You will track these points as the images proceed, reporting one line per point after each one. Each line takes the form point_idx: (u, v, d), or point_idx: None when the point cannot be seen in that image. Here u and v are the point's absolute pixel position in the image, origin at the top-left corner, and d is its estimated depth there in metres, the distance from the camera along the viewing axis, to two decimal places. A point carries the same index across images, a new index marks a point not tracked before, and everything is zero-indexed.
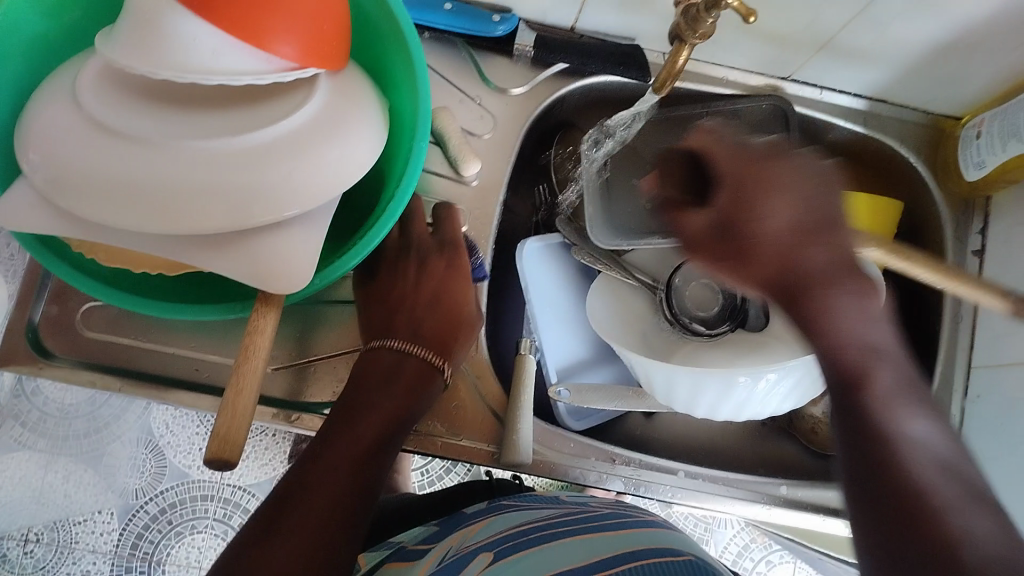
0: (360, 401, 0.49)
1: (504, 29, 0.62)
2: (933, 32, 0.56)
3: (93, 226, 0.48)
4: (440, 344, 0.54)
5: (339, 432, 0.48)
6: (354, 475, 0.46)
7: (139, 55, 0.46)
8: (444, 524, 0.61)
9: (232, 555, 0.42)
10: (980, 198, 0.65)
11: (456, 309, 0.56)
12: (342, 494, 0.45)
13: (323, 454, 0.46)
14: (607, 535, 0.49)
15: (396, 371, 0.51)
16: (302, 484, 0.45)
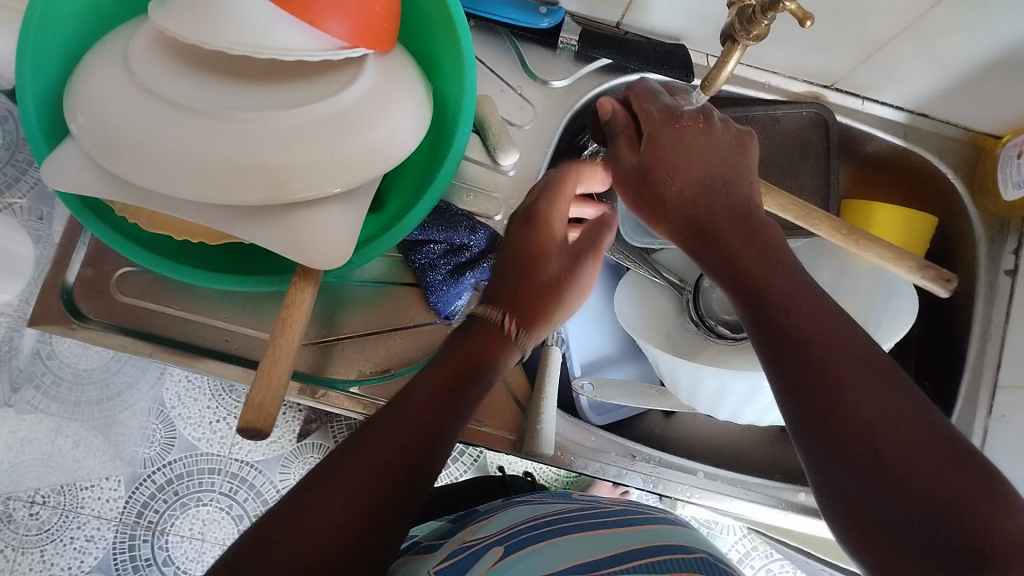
0: (418, 389, 0.45)
1: (551, 22, 0.62)
2: (984, 49, 0.56)
3: (138, 191, 0.48)
4: (522, 309, 0.49)
5: (385, 414, 0.44)
6: (395, 464, 0.42)
7: (195, 24, 0.46)
8: (458, 521, 0.61)
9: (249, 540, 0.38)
10: (1015, 218, 0.65)
11: (550, 279, 0.50)
12: (382, 485, 0.41)
13: (362, 438, 0.42)
14: (619, 532, 0.49)
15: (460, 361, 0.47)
16: (337, 468, 0.41)
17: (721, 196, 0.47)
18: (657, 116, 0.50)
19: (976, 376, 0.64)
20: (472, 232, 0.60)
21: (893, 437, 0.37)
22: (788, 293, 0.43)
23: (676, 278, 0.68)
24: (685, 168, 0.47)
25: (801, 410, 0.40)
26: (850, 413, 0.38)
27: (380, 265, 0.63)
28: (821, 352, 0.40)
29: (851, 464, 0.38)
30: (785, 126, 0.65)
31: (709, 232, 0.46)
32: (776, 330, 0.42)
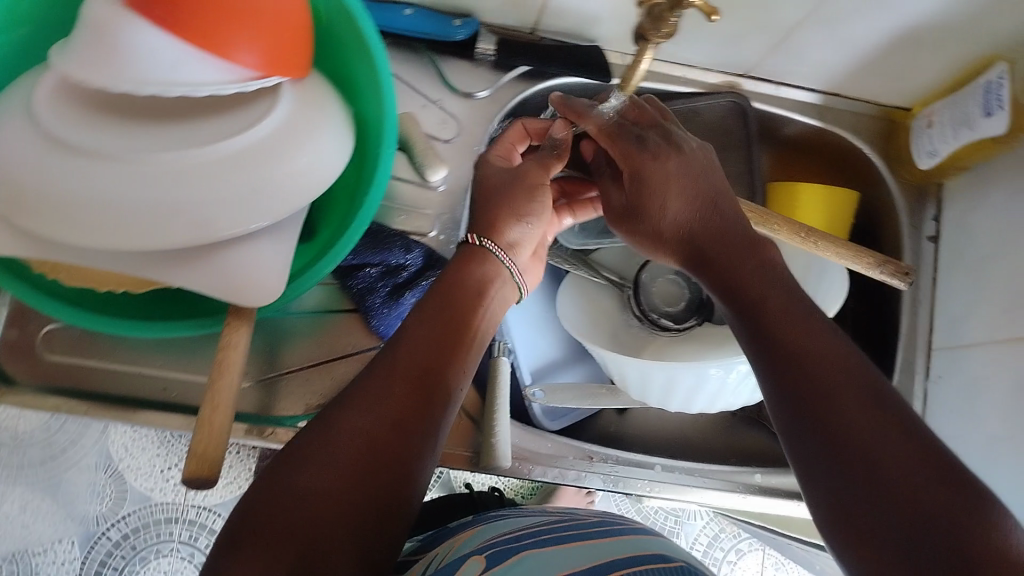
0: (410, 372, 0.45)
1: (465, 33, 0.62)
2: (887, 26, 0.58)
3: (55, 246, 0.47)
4: (495, 227, 0.53)
5: (376, 399, 0.43)
6: (383, 458, 0.42)
7: (97, 69, 0.45)
8: (429, 541, 0.59)
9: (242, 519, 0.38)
10: (932, 185, 0.67)
11: (520, 201, 0.54)
12: (369, 484, 0.41)
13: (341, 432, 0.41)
14: (596, 543, 0.48)
15: (447, 324, 0.48)
16: (323, 458, 0.41)
17: (711, 215, 0.51)
18: (626, 153, 0.52)
19: (912, 341, 0.65)
20: (408, 251, 0.60)
21: (859, 417, 0.41)
22: (759, 285, 0.48)
23: (616, 277, 0.69)
24: (673, 200, 0.51)
25: (778, 384, 0.44)
26: (823, 394, 0.42)
27: (317, 295, 0.61)
28: (798, 340, 0.45)
29: (824, 439, 0.41)
30: (704, 117, 0.66)
31: (707, 250, 0.50)
32: (757, 319, 0.47)
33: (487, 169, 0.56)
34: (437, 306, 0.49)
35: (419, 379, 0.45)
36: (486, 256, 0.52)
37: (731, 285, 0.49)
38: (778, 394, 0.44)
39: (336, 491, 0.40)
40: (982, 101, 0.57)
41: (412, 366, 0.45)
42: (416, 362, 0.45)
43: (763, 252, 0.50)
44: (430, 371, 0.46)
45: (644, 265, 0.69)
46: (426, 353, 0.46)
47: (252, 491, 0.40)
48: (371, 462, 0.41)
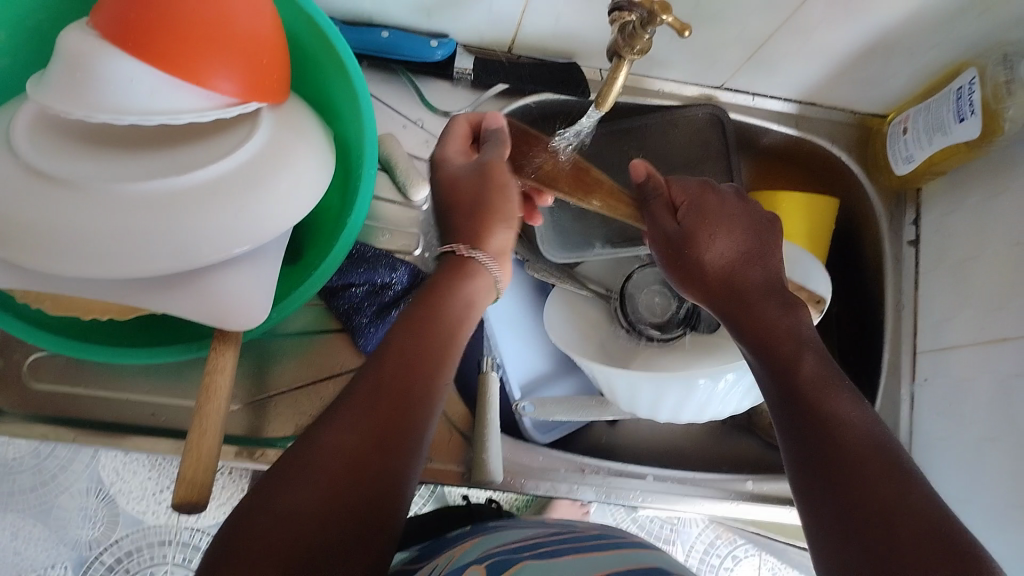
0: (383, 388, 0.43)
1: (443, 53, 0.63)
2: (859, 33, 0.58)
3: (38, 277, 0.47)
4: (474, 236, 0.52)
5: (350, 414, 0.41)
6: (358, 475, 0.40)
7: (74, 99, 0.45)
8: (423, 551, 0.58)
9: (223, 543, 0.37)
10: (911, 190, 0.68)
11: (494, 205, 0.53)
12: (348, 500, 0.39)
13: (316, 453, 0.40)
14: (596, 556, 0.47)
15: (421, 338, 0.46)
16: (295, 475, 0.39)
17: (759, 262, 0.51)
18: (685, 189, 0.54)
19: (897, 345, 0.66)
20: (393, 269, 0.60)
21: (875, 467, 0.40)
22: (787, 330, 0.47)
23: (602, 289, 0.70)
24: (726, 235, 0.51)
25: (795, 430, 0.44)
26: (840, 442, 0.42)
27: (306, 315, 0.62)
28: (818, 391, 0.44)
29: (833, 486, 0.40)
30: (682, 129, 0.67)
31: (746, 295, 0.49)
32: (776, 368, 0.46)
33: (449, 170, 0.55)
34: (410, 321, 0.47)
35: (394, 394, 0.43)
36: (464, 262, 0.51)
37: (756, 329, 0.47)
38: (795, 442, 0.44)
39: (318, 507, 0.38)
40: (954, 107, 0.58)
41: (389, 382, 0.43)
42: (393, 379, 0.43)
43: (795, 310, 0.48)
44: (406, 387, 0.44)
45: (629, 276, 0.70)
46: (397, 368, 0.44)
47: (237, 513, 0.38)
48: (341, 477, 0.39)
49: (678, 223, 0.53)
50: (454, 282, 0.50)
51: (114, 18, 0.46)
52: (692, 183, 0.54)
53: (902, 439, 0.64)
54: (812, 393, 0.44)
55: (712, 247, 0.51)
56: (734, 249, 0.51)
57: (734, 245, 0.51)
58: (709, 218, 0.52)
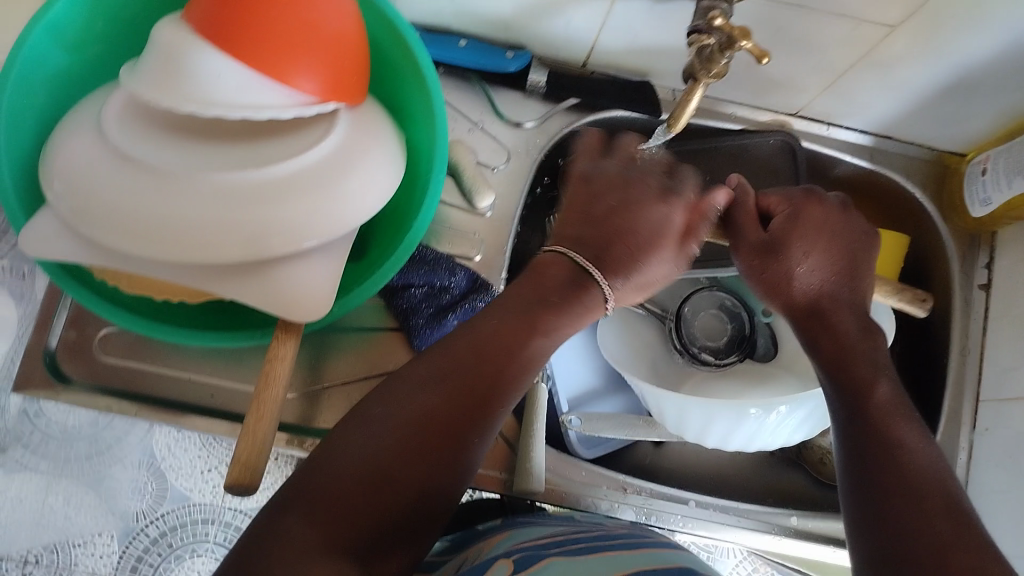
0: (468, 378, 0.44)
1: (517, 66, 0.63)
2: (943, 70, 0.57)
3: (115, 256, 0.49)
4: (623, 282, 0.50)
5: (444, 386, 0.44)
6: (427, 459, 0.42)
7: (164, 89, 0.47)
8: (458, 540, 0.57)
9: (302, 488, 0.39)
10: (986, 232, 0.66)
11: (652, 263, 0.51)
12: (415, 483, 0.41)
13: (384, 418, 0.42)
14: (629, 553, 0.47)
15: (522, 335, 0.46)
16: (373, 432, 0.42)
17: (847, 286, 0.52)
18: (786, 199, 0.55)
19: (959, 392, 0.64)
20: (452, 273, 0.61)
21: (936, 497, 0.41)
22: (865, 356, 0.49)
23: (658, 308, 0.69)
24: (814, 253, 0.53)
25: (855, 451, 0.45)
26: (905, 471, 0.43)
27: (365, 312, 0.63)
28: (889, 418, 0.46)
29: (889, 504, 0.41)
30: (753, 155, 0.66)
31: (827, 315, 0.51)
32: (851, 388, 0.48)
33: (645, 207, 0.52)
34: (516, 311, 0.47)
35: (482, 387, 0.44)
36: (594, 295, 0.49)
37: (835, 348, 0.50)
38: (851, 459, 0.45)
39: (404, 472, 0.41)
40: None
41: (473, 367, 0.45)
42: (470, 364, 0.45)
43: (877, 341, 0.50)
44: (494, 382, 0.45)
45: (686, 298, 0.69)
46: (484, 355, 0.45)
47: (309, 464, 0.41)
48: (420, 455, 0.41)
49: (768, 233, 0.54)
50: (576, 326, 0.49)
51: (207, 15, 0.48)
52: (796, 194, 0.55)
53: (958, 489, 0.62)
54: (878, 418, 0.46)
55: (805, 263, 0.53)
56: (829, 268, 0.53)
57: (828, 262, 0.53)
58: (807, 231, 0.53)
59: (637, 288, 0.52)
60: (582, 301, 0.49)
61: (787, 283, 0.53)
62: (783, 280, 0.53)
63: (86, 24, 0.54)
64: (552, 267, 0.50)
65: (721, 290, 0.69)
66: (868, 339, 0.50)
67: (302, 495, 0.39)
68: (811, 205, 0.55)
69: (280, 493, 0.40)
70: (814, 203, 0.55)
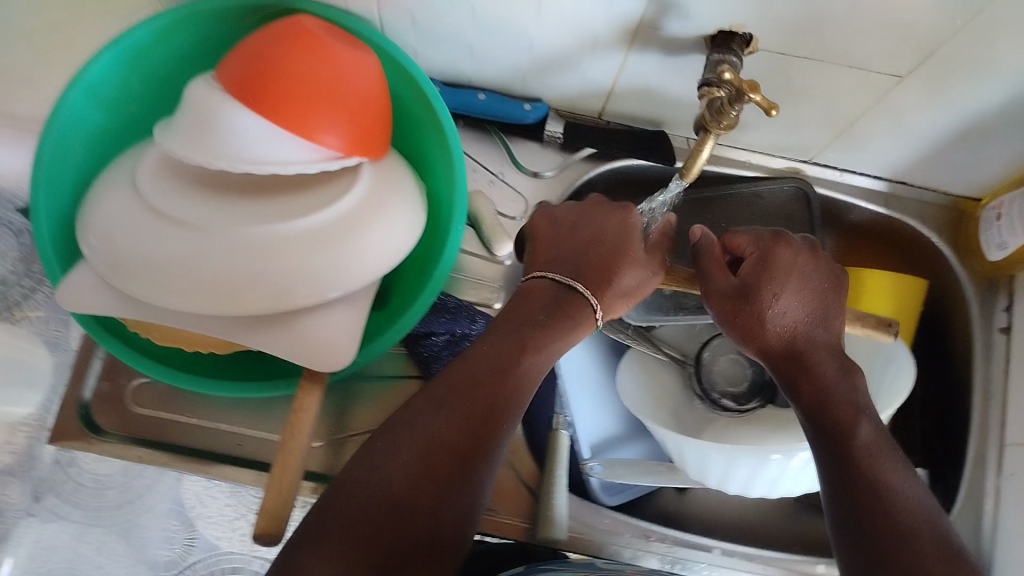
0: (466, 401, 0.46)
1: (535, 116, 0.65)
2: (953, 117, 0.58)
3: (147, 308, 0.51)
4: (605, 292, 0.53)
5: (449, 412, 0.45)
6: (437, 485, 0.43)
7: (197, 147, 0.49)
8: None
9: (318, 527, 0.41)
10: (1004, 276, 0.66)
11: (625, 270, 0.54)
12: (424, 506, 0.43)
13: (394, 449, 0.44)
14: None
15: (516, 354, 0.48)
16: (384, 464, 0.43)
17: (823, 326, 0.52)
18: (752, 240, 0.54)
19: (983, 436, 0.64)
20: (473, 321, 0.62)
21: (930, 549, 0.43)
22: (847, 397, 0.49)
23: (678, 354, 0.70)
24: (789, 296, 0.52)
25: (842, 496, 0.46)
26: (894, 520, 0.44)
27: (389, 361, 0.64)
28: (872, 457, 0.46)
29: (885, 558, 0.43)
30: (768, 202, 0.67)
31: (807, 361, 0.51)
32: (833, 432, 0.48)
33: (602, 224, 0.55)
34: (508, 333, 0.49)
35: (480, 408, 0.46)
36: (583, 306, 0.52)
37: (816, 394, 0.49)
38: (837, 502, 0.46)
39: (418, 500, 0.43)
40: None
41: (472, 393, 0.46)
42: (471, 393, 0.46)
43: (852, 377, 0.50)
44: (494, 400, 0.46)
45: (705, 342, 0.70)
46: (483, 380, 0.47)
47: (325, 503, 0.43)
48: (430, 482, 0.43)
49: (738, 276, 0.53)
50: (573, 329, 0.51)
51: (237, 76, 0.50)
52: (759, 234, 0.54)
53: (986, 537, 0.61)
54: (865, 460, 0.46)
55: (780, 303, 0.52)
56: (804, 307, 0.52)
57: (802, 301, 0.52)
58: (775, 273, 0.52)
59: (625, 299, 0.54)
60: (573, 310, 0.51)
61: (765, 324, 0.52)
62: (760, 321, 0.52)
63: (122, 87, 0.57)
64: (537, 288, 0.52)
65: None
66: (846, 380, 0.50)
67: (319, 534, 0.41)
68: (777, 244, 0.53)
69: (299, 534, 0.42)
70: (778, 243, 0.53)
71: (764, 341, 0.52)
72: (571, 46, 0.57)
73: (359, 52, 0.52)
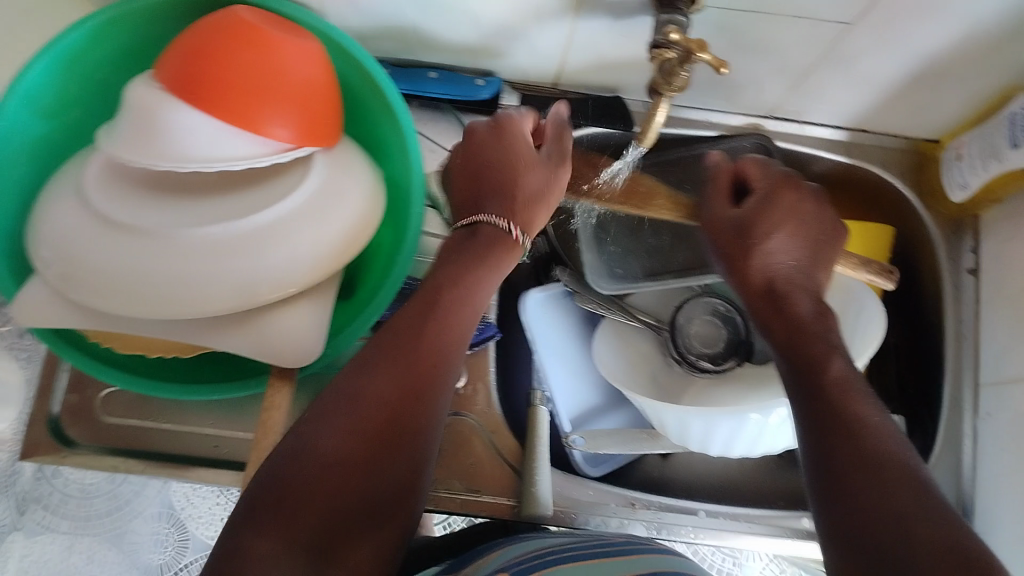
0: (403, 363, 0.44)
1: (489, 93, 0.64)
2: (907, 60, 0.57)
3: (105, 317, 0.50)
4: (512, 209, 0.52)
5: (383, 376, 0.43)
6: (378, 454, 0.41)
7: (141, 149, 0.47)
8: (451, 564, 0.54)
9: (248, 502, 0.38)
10: (970, 217, 0.67)
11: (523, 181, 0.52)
12: (368, 472, 0.41)
13: (329, 418, 0.41)
14: (617, 559, 0.46)
15: (437, 303, 0.47)
16: (321, 432, 0.41)
17: (805, 274, 0.52)
18: (767, 176, 0.56)
19: (959, 377, 0.64)
20: None
21: (897, 478, 0.39)
22: (814, 333, 0.48)
23: (652, 319, 0.69)
24: (784, 238, 0.52)
25: (813, 428, 0.43)
26: (864, 448, 0.41)
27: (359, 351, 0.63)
28: (846, 394, 0.44)
29: (847, 482, 0.40)
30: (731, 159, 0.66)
31: (783, 300, 0.50)
32: (805, 368, 0.46)
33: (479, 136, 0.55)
34: (437, 286, 0.48)
35: (416, 366, 0.44)
36: (490, 230, 0.51)
37: (786, 330, 0.49)
38: (811, 434, 0.43)
39: (358, 469, 0.40)
40: (1008, 132, 0.56)
41: (409, 355, 0.44)
42: (407, 355, 0.44)
43: (825, 320, 0.49)
44: (435, 354, 0.45)
45: (680, 306, 0.70)
46: (418, 342, 0.45)
47: (262, 476, 0.40)
48: (370, 449, 0.41)
49: (740, 211, 0.55)
50: (494, 258, 0.50)
51: (176, 72, 0.49)
52: (773, 173, 0.55)
53: (966, 476, 0.62)
54: (835, 394, 0.44)
55: (773, 243, 0.52)
56: (795, 250, 0.52)
57: (796, 244, 0.52)
58: (775, 211, 0.53)
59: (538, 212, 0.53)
60: (482, 237, 0.50)
61: (753, 257, 0.52)
62: (748, 254, 0.53)
63: (62, 92, 0.55)
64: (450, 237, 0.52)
65: (713, 295, 0.70)
66: (812, 314, 0.49)
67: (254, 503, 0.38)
68: (786, 185, 0.55)
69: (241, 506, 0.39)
70: (786, 185, 0.54)
71: (743, 273, 0.53)
72: (520, 19, 0.56)
73: (302, 39, 0.51)
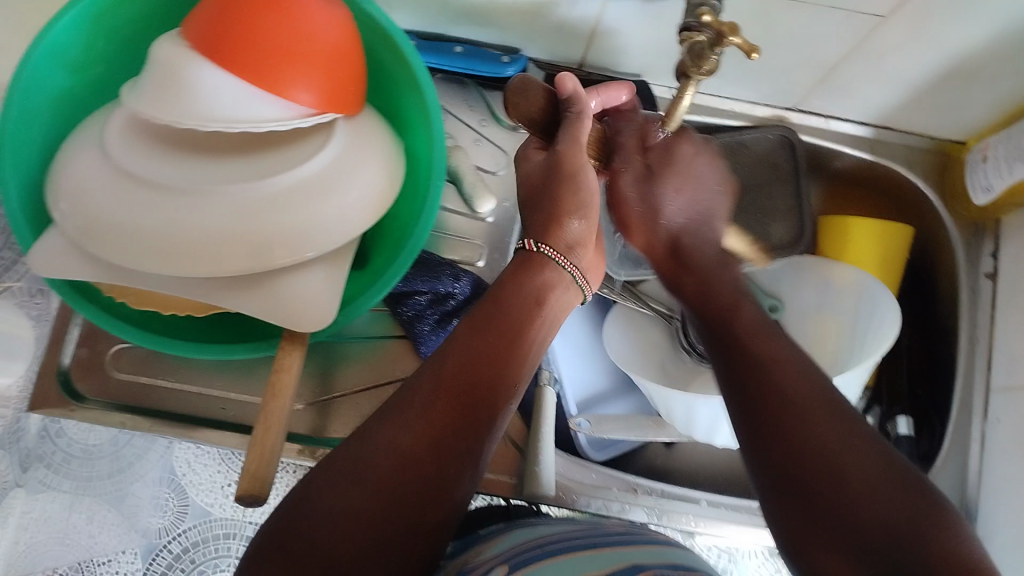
0: (431, 416, 0.42)
1: (515, 70, 0.63)
2: (937, 57, 0.57)
3: (121, 272, 0.50)
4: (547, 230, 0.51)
5: (408, 424, 0.42)
6: (399, 505, 0.40)
7: (165, 106, 0.48)
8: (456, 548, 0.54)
9: (260, 548, 0.38)
10: (990, 220, 0.67)
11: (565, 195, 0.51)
12: (386, 522, 0.39)
13: (349, 465, 0.40)
14: (624, 548, 0.46)
15: (473, 354, 0.45)
16: (339, 484, 0.39)
17: (700, 226, 0.54)
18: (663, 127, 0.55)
19: (971, 382, 0.64)
20: (456, 279, 0.61)
21: (808, 405, 0.42)
22: (724, 287, 0.52)
23: (664, 308, 0.68)
24: (678, 192, 0.53)
25: (732, 374, 0.46)
26: (773, 383, 0.44)
27: (370, 321, 0.63)
28: (754, 336, 0.47)
29: (764, 421, 0.42)
30: (753, 149, 0.67)
31: (686, 256, 0.54)
32: (718, 319, 0.50)
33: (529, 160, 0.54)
34: (471, 334, 0.46)
35: (444, 418, 0.43)
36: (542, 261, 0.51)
37: (697, 284, 0.53)
38: (730, 381, 0.46)
39: (374, 519, 0.39)
40: None
41: (437, 407, 0.43)
42: (435, 406, 0.43)
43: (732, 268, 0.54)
44: (469, 401, 0.44)
45: None
46: (448, 393, 0.43)
47: (273, 521, 0.39)
48: (389, 498, 0.40)
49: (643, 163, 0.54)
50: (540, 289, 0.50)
51: (204, 31, 0.48)
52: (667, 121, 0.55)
53: (972, 481, 0.61)
54: (752, 341, 0.47)
55: (670, 200, 0.53)
56: (689, 203, 0.54)
57: (691, 198, 0.54)
58: (670, 164, 0.53)
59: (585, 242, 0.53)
60: (531, 273, 0.50)
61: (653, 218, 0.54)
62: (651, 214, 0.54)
63: (88, 47, 0.55)
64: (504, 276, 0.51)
65: None
66: (715, 274, 0.53)
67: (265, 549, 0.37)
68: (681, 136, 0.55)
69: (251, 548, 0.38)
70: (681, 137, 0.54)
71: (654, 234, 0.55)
72: None
73: (330, 5, 0.50)
